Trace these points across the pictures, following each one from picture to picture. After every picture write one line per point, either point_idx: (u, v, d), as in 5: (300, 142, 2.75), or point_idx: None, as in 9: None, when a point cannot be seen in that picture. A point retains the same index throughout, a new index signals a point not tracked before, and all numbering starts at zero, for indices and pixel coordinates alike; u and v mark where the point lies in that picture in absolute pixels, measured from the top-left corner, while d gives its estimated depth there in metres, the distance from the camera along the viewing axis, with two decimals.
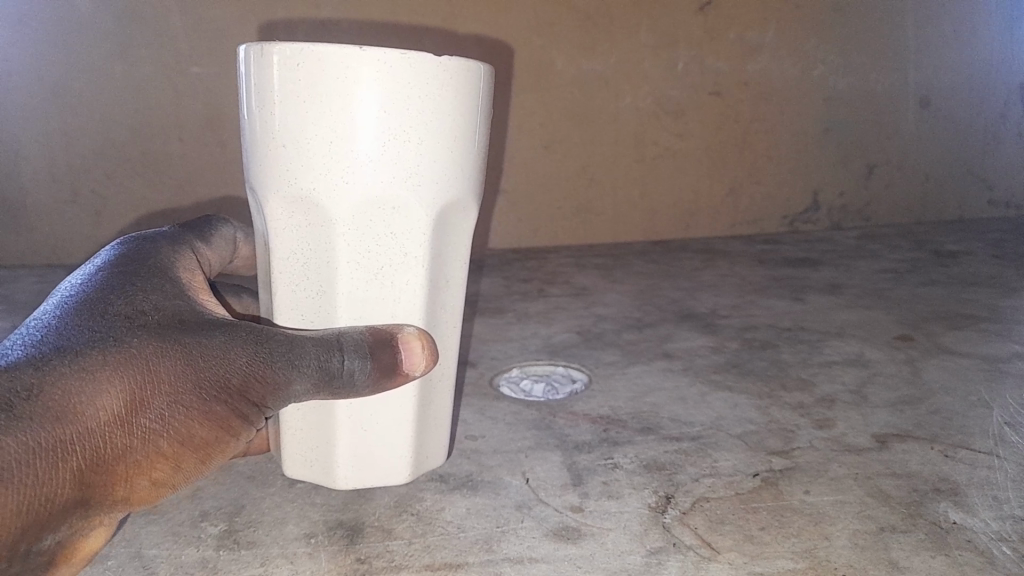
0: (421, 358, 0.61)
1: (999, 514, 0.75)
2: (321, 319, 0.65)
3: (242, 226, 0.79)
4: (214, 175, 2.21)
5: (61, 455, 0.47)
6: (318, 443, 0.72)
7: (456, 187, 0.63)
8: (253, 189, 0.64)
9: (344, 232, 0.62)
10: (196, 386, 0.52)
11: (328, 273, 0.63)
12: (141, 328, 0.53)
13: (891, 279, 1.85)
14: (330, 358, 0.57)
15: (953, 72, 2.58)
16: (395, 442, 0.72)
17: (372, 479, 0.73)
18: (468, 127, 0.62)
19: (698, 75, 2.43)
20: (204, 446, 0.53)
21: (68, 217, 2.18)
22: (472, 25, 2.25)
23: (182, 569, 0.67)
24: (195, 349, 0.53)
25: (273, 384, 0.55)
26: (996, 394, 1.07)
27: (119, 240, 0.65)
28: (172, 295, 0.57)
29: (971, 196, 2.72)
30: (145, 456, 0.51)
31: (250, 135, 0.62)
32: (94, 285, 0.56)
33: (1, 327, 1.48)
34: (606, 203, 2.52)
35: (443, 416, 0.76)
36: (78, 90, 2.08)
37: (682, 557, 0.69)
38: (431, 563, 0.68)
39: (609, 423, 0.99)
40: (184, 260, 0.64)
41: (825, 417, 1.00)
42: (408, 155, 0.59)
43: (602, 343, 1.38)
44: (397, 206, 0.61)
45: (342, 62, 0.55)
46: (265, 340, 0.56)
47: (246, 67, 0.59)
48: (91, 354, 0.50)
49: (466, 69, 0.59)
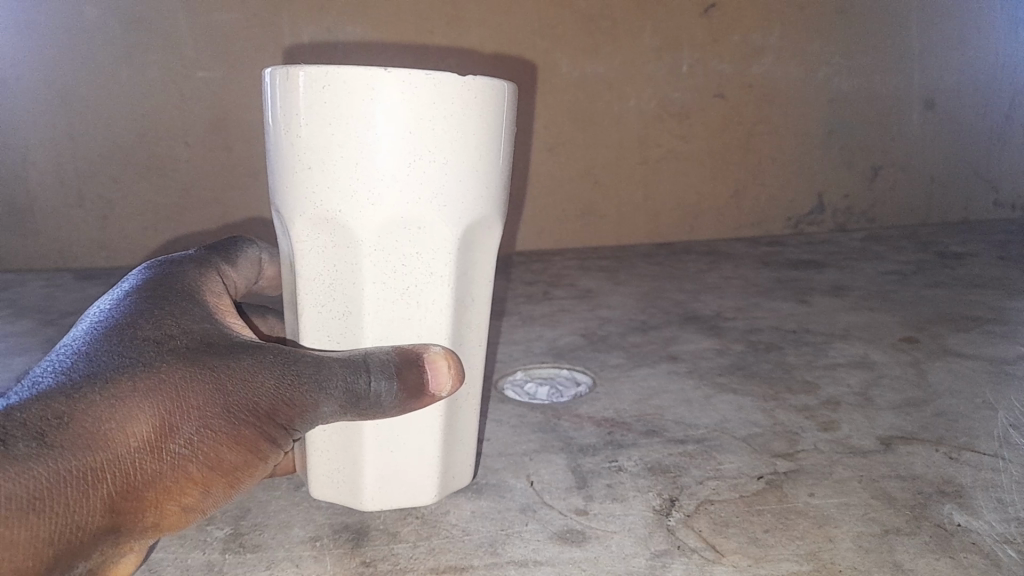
0: (448, 379, 0.60)
1: (1005, 517, 0.75)
2: (347, 340, 0.65)
3: (267, 247, 0.79)
4: (219, 180, 2.22)
5: (93, 481, 0.47)
6: (344, 465, 0.71)
7: (480, 205, 0.64)
8: (279, 210, 0.64)
9: (369, 253, 0.62)
10: (224, 409, 0.53)
11: (353, 294, 0.64)
12: (169, 352, 0.53)
13: (896, 281, 1.85)
14: (357, 378, 0.57)
15: (958, 73, 2.57)
16: (420, 464, 0.72)
17: (397, 500, 0.73)
18: (492, 145, 0.62)
19: (703, 77, 2.43)
20: (233, 469, 0.53)
21: (74, 222, 2.20)
22: (476, 29, 2.26)
23: (188, 572, 0.68)
24: (222, 372, 0.53)
25: (301, 406, 0.56)
26: (1001, 396, 1.07)
27: (145, 264, 0.66)
28: (198, 318, 0.58)
29: (976, 197, 2.71)
30: (175, 481, 0.51)
31: (276, 156, 0.62)
32: (122, 309, 0.57)
33: (9, 331, 1.49)
34: (611, 205, 2.52)
35: (469, 437, 0.75)
36: (85, 95, 2.09)
37: (686, 560, 0.69)
38: (435, 566, 0.68)
39: (614, 425, 0.99)
40: (210, 282, 0.65)
41: (830, 419, 1.00)
42: (433, 174, 0.59)
43: (607, 345, 1.38)
44: (422, 226, 0.61)
45: (367, 84, 0.55)
46: (294, 361, 0.56)
47: (272, 89, 0.60)
48: (121, 380, 0.50)
49: (490, 90, 0.60)
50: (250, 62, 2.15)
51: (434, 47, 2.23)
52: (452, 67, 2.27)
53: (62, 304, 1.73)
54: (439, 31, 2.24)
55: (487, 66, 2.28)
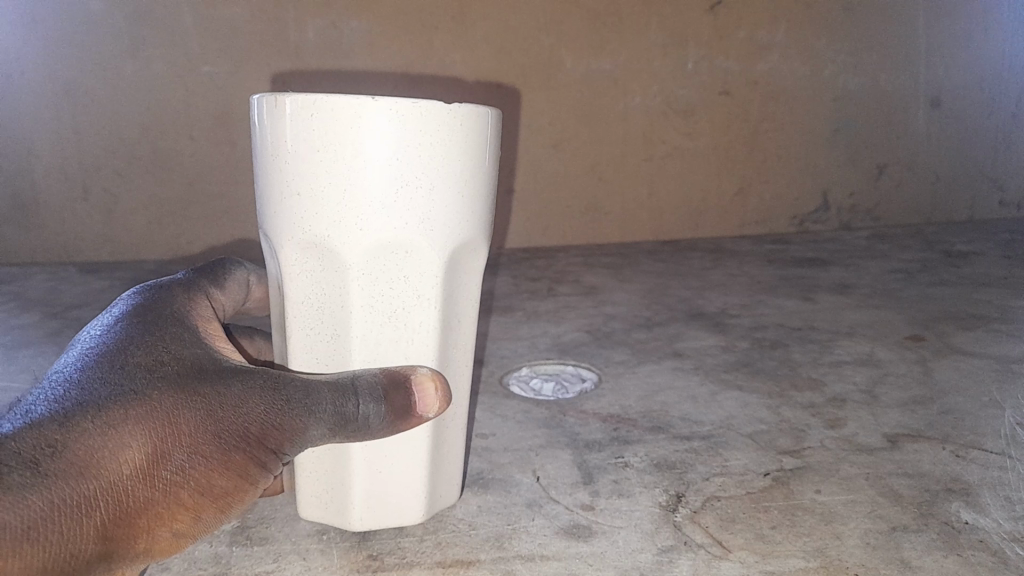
0: (435, 400, 0.57)
1: (1012, 515, 0.75)
2: (334, 363, 0.62)
3: (255, 267, 0.77)
4: (224, 174, 2.23)
5: (85, 510, 0.45)
6: (332, 486, 0.67)
7: (467, 228, 0.61)
8: (267, 233, 0.61)
9: (357, 277, 0.59)
10: (215, 435, 0.50)
11: (341, 317, 0.61)
12: (160, 379, 0.50)
13: (901, 279, 1.84)
14: (345, 403, 0.54)
15: (965, 71, 2.56)
16: (407, 485, 0.67)
17: (386, 520, 0.68)
18: (477, 172, 0.59)
19: (708, 74, 2.43)
20: (224, 495, 0.51)
21: (79, 216, 2.19)
22: (483, 25, 2.25)
23: (196, 564, 0.68)
24: (213, 398, 0.51)
25: (290, 430, 0.52)
26: (1008, 394, 1.07)
27: (134, 288, 0.63)
28: (189, 342, 0.55)
29: (981, 197, 2.70)
30: (166, 507, 0.49)
31: (263, 179, 0.59)
32: (114, 334, 0.54)
33: (15, 324, 1.49)
34: (616, 202, 2.51)
35: (455, 455, 0.71)
36: (91, 89, 2.10)
37: (693, 556, 0.69)
38: (442, 560, 0.68)
39: (619, 421, 0.99)
40: (199, 307, 0.62)
41: (836, 417, 1.00)
42: (420, 201, 0.57)
43: (612, 342, 1.38)
44: (408, 250, 0.58)
45: (354, 112, 0.53)
46: (282, 385, 0.53)
47: (259, 114, 0.57)
48: (111, 408, 0.48)
49: (476, 117, 0.57)
50: (254, 56, 2.15)
51: (440, 44, 2.24)
52: (457, 63, 2.27)
53: (67, 298, 1.73)
54: (444, 28, 2.24)
55: (492, 63, 2.29)
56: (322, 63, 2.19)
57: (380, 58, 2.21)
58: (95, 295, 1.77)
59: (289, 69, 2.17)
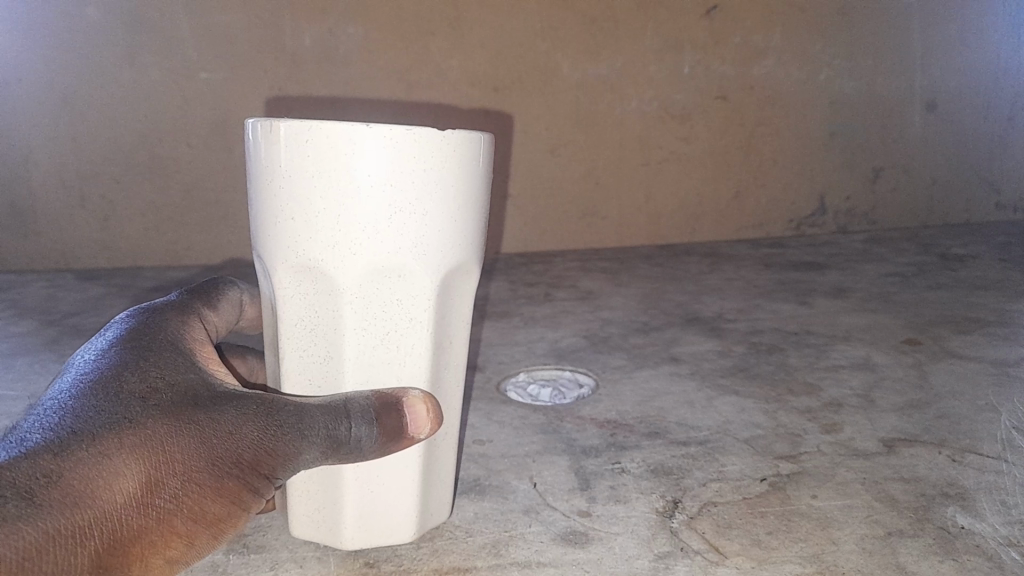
0: (426, 421, 0.58)
1: (1008, 519, 0.75)
2: (327, 384, 0.62)
3: (248, 287, 0.77)
4: (221, 180, 2.23)
5: (80, 540, 0.44)
6: (324, 505, 0.66)
7: (459, 252, 0.61)
8: (259, 254, 0.61)
9: (350, 301, 0.59)
10: (209, 461, 0.50)
11: (334, 339, 0.61)
12: (154, 406, 0.50)
13: (898, 283, 1.85)
14: (338, 425, 0.54)
15: (960, 75, 2.58)
16: (399, 503, 0.66)
17: (378, 539, 0.67)
18: (469, 198, 0.59)
19: (704, 79, 2.44)
20: (216, 521, 0.51)
21: (76, 222, 2.19)
22: (478, 31, 2.26)
23: (192, 573, 0.68)
24: (207, 425, 0.51)
25: (283, 455, 0.53)
26: (1003, 398, 1.07)
27: (126, 311, 0.63)
28: (181, 367, 0.55)
29: (978, 199, 2.71)
30: (161, 535, 0.48)
31: (256, 201, 0.59)
32: (106, 360, 0.54)
33: (11, 331, 1.49)
34: (613, 206, 2.52)
35: (446, 472, 0.70)
36: (88, 95, 2.10)
37: (689, 561, 0.69)
38: (438, 567, 0.68)
39: (616, 427, 0.99)
40: (193, 329, 0.62)
41: (832, 421, 1.00)
42: (413, 226, 0.57)
43: (609, 347, 1.38)
44: (402, 274, 0.59)
45: (349, 139, 0.53)
46: (275, 411, 0.53)
47: (253, 137, 0.57)
48: (106, 436, 0.48)
49: (469, 143, 0.57)
50: (251, 61, 2.15)
51: (437, 48, 2.24)
52: (453, 67, 2.27)
53: (64, 304, 1.73)
54: (441, 33, 2.24)
55: (488, 69, 2.29)
56: (319, 68, 2.19)
57: (374, 64, 2.21)
58: (92, 302, 1.77)
59: (286, 76, 2.18)
